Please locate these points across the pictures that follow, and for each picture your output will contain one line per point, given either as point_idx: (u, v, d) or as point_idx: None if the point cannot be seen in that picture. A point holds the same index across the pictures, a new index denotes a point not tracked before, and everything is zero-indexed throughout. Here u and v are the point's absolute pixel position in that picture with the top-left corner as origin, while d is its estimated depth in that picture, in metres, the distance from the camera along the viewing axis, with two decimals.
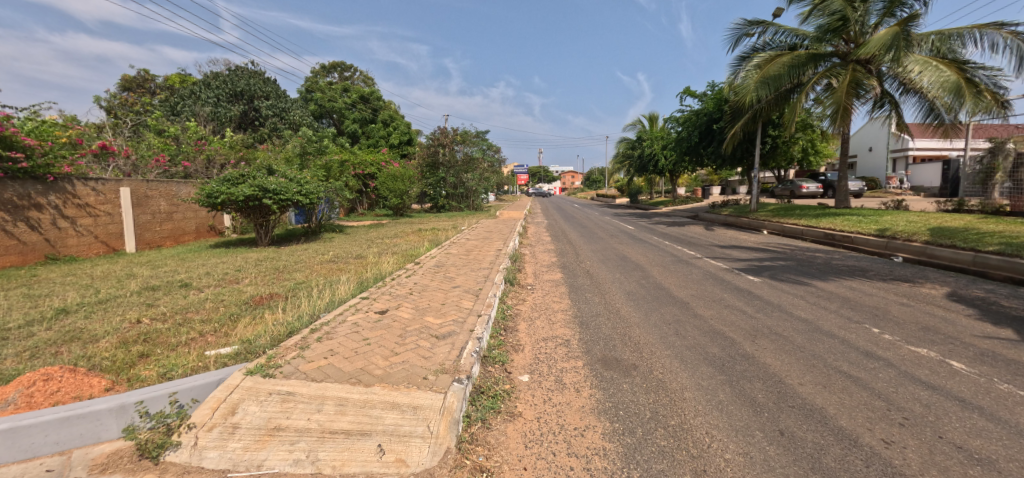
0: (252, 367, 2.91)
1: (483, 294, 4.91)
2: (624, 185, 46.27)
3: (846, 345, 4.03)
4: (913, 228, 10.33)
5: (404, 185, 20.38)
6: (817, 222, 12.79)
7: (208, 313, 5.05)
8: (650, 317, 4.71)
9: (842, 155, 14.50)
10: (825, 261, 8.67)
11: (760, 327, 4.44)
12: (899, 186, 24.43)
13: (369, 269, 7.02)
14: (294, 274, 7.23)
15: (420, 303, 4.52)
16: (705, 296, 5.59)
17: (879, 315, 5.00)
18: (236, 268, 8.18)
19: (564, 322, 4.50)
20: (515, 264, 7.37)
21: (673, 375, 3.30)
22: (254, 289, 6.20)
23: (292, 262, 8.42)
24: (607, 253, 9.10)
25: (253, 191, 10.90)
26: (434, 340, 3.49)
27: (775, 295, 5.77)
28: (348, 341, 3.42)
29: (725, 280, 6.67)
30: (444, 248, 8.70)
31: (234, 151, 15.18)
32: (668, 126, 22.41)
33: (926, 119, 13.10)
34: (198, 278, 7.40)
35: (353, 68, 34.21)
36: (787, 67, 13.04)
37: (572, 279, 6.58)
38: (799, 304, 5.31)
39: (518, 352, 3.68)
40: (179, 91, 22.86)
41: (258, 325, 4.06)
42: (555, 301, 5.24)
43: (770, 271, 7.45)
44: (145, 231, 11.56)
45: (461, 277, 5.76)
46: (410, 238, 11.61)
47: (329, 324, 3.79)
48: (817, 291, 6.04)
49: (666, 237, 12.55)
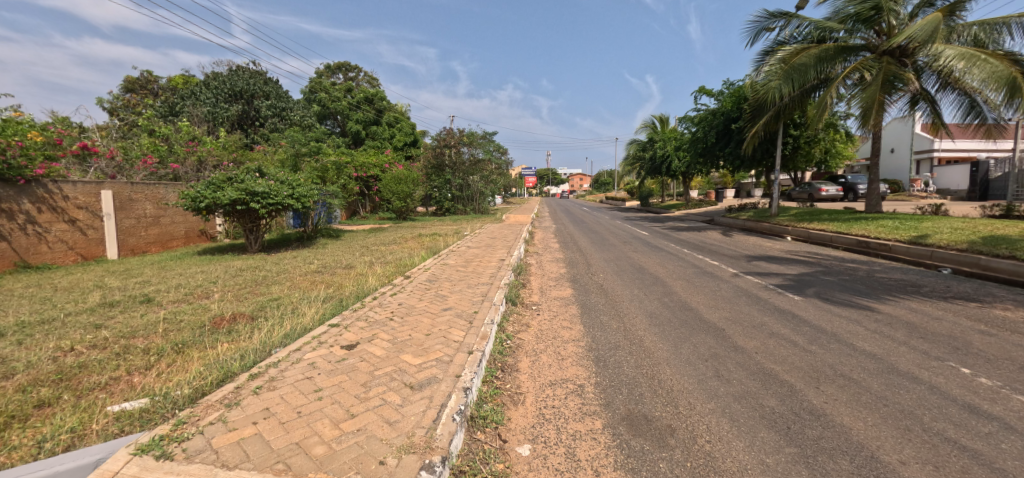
0: (145, 443, 2.12)
1: (479, 320, 4.06)
2: (635, 188, 45.36)
3: (940, 395, 3.15)
4: (959, 235, 9.33)
5: (408, 188, 19.66)
6: (848, 228, 11.79)
7: (157, 341, 4.32)
8: (681, 351, 3.84)
9: (873, 158, 13.47)
10: (867, 274, 7.70)
11: (821, 366, 3.58)
12: (925, 189, 23.21)
13: (353, 283, 6.22)
14: (271, 288, 6.46)
15: (400, 333, 3.69)
16: (742, 321, 4.71)
17: (961, 348, 4.07)
18: (213, 279, 7.45)
19: (577, 357, 3.66)
20: (518, 278, 6.53)
21: (726, 447, 2.44)
22: (220, 308, 5.44)
23: (275, 273, 7.66)
24: (621, 263, 8.23)
25: (239, 194, 10.15)
26: (406, 393, 2.65)
27: (827, 319, 4.86)
28: (294, 394, 2.61)
29: (762, 299, 5.74)
30: (441, 258, 7.88)
31: (227, 152, 14.56)
32: (682, 125, 21.46)
33: (965, 119, 12.08)
34: (166, 292, 6.65)
35: (358, 69, 33.67)
36: (813, 62, 12.08)
37: (583, 296, 5.73)
38: (858, 333, 4.41)
39: (516, 406, 2.84)
40: (180, 91, 22.41)
41: (192, 365, 3.29)
42: (564, 328, 4.38)
43: (809, 288, 6.54)
44: (129, 236, 10.91)
45: (455, 296, 4.95)
46: (409, 245, 10.81)
47: (278, 365, 3.00)
48: (874, 315, 5.10)
49: (684, 243, 11.63)
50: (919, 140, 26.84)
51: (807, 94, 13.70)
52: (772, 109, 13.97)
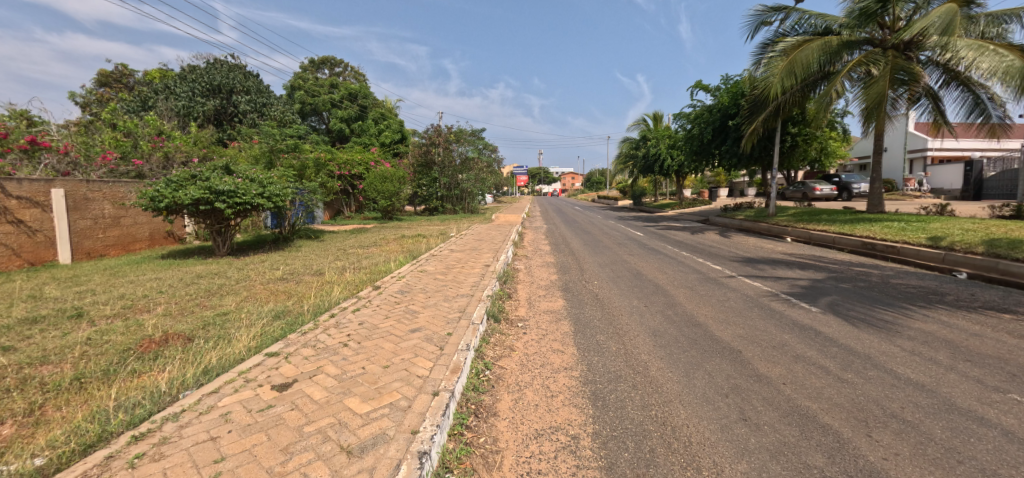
0: None
1: (452, 345, 3.38)
2: (627, 188, 45.10)
3: (1020, 444, 2.52)
4: (971, 237, 8.82)
5: (394, 186, 18.90)
6: (851, 229, 11.25)
7: (61, 372, 3.53)
8: (696, 383, 3.18)
9: (874, 157, 12.97)
10: (882, 280, 7.14)
11: (865, 403, 2.98)
12: (919, 188, 22.95)
13: (316, 294, 5.47)
14: (224, 300, 5.68)
15: (352, 365, 2.98)
16: (760, 341, 4.08)
17: (1018, 374, 3.48)
18: (162, 288, 6.64)
19: (570, 393, 2.99)
20: (504, 287, 5.85)
21: None
22: (155, 326, 4.65)
23: (233, 281, 6.88)
24: (617, 269, 7.57)
25: (202, 194, 9.34)
26: (338, 467, 1.94)
27: (854, 338, 4.26)
28: (182, 468, 1.92)
29: (777, 312, 5.11)
30: (420, 264, 7.15)
31: (197, 148, 13.67)
32: (676, 123, 20.91)
33: (968, 118, 11.68)
34: (104, 304, 5.82)
35: (345, 64, 32.71)
36: (818, 53, 11.49)
37: (577, 308, 5.06)
38: (895, 356, 3.81)
39: (489, 474, 2.16)
40: (154, 85, 21.33)
41: (80, 412, 2.56)
42: (554, 352, 3.69)
43: (823, 296, 5.95)
44: (84, 239, 10.02)
45: (428, 313, 4.25)
46: (389, 247, 10.12)
47: (176, 418, 2.29)
48: (904, 332, 4.52)
49: (683, 245, 11.01)
50: (913, 139, 26.64)
51: (807, 89, 13.13)
52: (772, 105, 13.37)
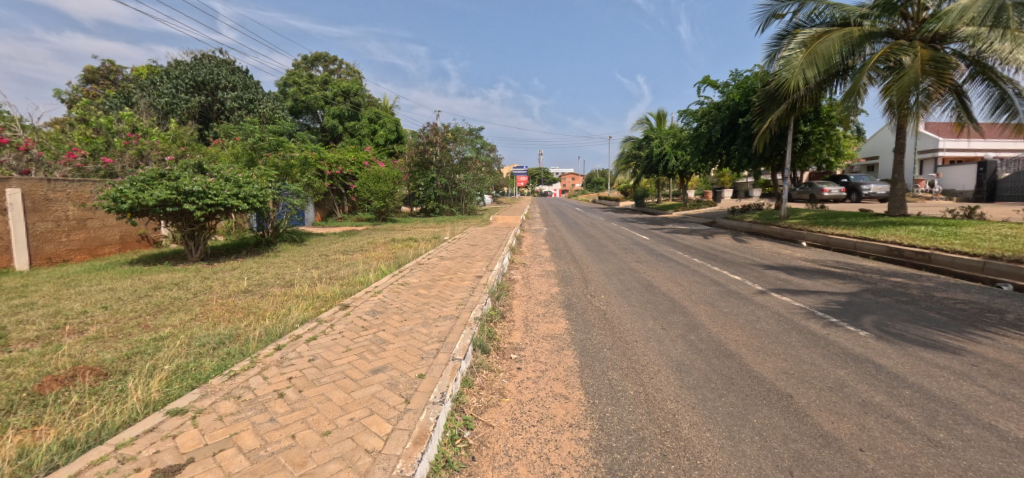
0: None
1: (421, 396, 2.56)
2: (628, 190, 44.40)
3: None
4: (1012, 244, 8.00)
5: (389, 187, 18.11)
6: (874, 233, 10.43)
7: None
8: (746, 451, 2.37)
9: (895, 157, 12.17)
10: (924, 293, 6.32)
11: None
12: (930, 190, 22.21)
13: (277, 313, 4.64)
14: (169, 319, 4.84)
15: (279, 432, 2.17)
16: (816, 381, 3.25)
17: None
18: (107, 302, 5.82)
19: (577, 470, 2.17)
20: (496, 305, 5.04)
21: None
22: (72, 356, 3.82)
23: (189, 294, 6.05)
24: (626, 280, 6.75)
25: (169, 194, 8.48)
26: None
27: (924, 375, 3.44)
28: None
29: (818, 335, 4.32)
30: (403, 275, 6.31)
31: (175, 145, 12.83)
32: (682, 120, 20.07)
33: (994, 117, 10.85)
34: (32, 323, 4.98)
35: (340, 61, 31.84)
36: (839, 45, 10.73)
37: (583, 332, 4.25)
38: (988, 404, 2.99)
39: None
40: (138, 81, 20.54)
41: None
42: (556, 399, 2.88)
43: (866, 314, 5.13)
44: (44, 243, 9.21)
45: (399, 344, 3.43)
46: (375, 253, 9.33)
47: None
48: (983, 364, 3.70)
49: (693, 251, 10.17)
50: (924, 139, 25.88)
51: (825, 84, 12.37)
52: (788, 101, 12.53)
